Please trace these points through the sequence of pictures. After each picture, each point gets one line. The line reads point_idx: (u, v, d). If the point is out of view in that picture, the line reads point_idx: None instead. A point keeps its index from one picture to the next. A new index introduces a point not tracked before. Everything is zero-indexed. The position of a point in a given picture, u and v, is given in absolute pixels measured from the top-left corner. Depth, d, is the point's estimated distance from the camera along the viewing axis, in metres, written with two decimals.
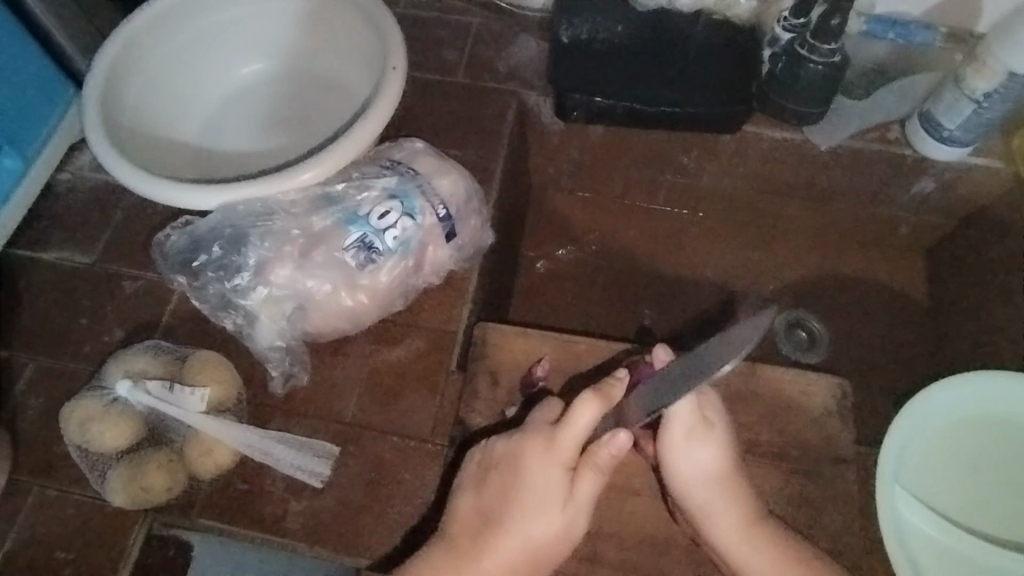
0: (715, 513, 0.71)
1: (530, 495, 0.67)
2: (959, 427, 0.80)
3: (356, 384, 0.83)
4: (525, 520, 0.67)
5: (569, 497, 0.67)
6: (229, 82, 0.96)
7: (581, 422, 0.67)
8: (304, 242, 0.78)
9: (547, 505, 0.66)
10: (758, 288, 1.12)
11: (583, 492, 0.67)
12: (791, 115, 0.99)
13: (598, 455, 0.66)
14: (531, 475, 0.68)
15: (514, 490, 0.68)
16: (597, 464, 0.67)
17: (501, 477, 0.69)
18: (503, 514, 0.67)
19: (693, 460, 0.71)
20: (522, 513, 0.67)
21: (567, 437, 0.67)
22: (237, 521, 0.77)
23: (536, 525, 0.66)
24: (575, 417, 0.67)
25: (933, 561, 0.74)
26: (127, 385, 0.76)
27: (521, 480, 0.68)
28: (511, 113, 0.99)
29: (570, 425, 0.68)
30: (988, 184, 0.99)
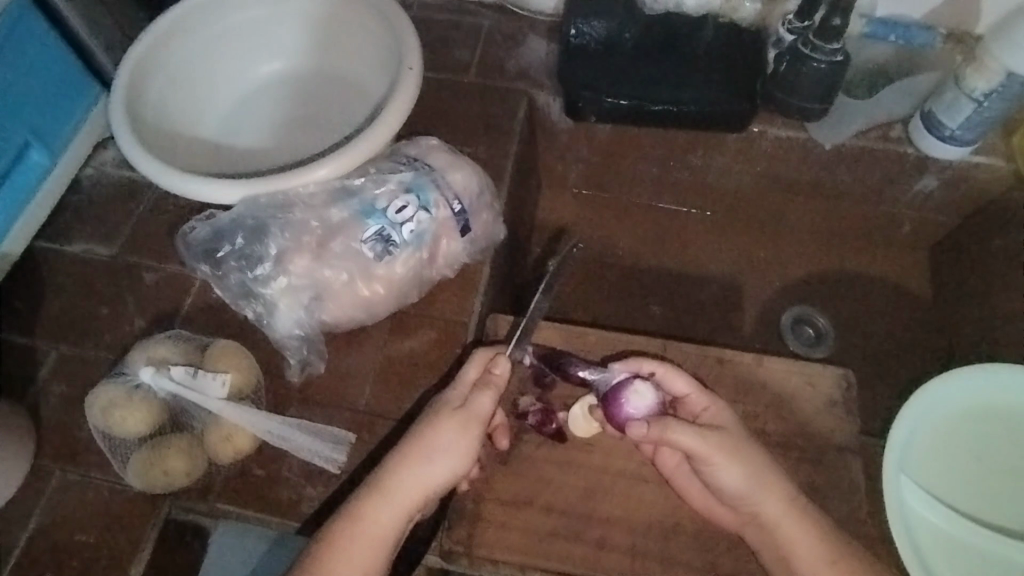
0: (767, 496, 0.71)
1: (432, 420, 0.70)
2: (961, 418, 0.81)
3: (370, 374, 0.85)
4: (426, 429, 0.69)
5: (461, 407, 0.70)
6: (247, 81, 0.98)
7: (473, 367, 0.74)
8: (323, 233, 0.80)
9: (442, 415, 0.70)
10: (763, 285, 1.14)
11: (480, 405, 0.71)
12: (795, 112, 1.01)
13: (487, 373, 0.72)
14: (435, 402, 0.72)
15: (422, 415, 0.71)
16: (487, 381, 0.72)
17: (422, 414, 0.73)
18: (408, 434, 0.70)
19: (735, 465, 0.71)
20: (421, 427, 0.70)
21: (462, 372, 0.74)
22: (254, 506, 0.79)
23: (434, 432, 0.69)
24: (469, 366, 0.74)
25: (934, 546, 0.76)
26: (149, 371, 0.78)
27: (430, 408, 0.72)
28: (522, 111, 1.01)
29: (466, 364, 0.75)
30: (990, 183, 1.01)
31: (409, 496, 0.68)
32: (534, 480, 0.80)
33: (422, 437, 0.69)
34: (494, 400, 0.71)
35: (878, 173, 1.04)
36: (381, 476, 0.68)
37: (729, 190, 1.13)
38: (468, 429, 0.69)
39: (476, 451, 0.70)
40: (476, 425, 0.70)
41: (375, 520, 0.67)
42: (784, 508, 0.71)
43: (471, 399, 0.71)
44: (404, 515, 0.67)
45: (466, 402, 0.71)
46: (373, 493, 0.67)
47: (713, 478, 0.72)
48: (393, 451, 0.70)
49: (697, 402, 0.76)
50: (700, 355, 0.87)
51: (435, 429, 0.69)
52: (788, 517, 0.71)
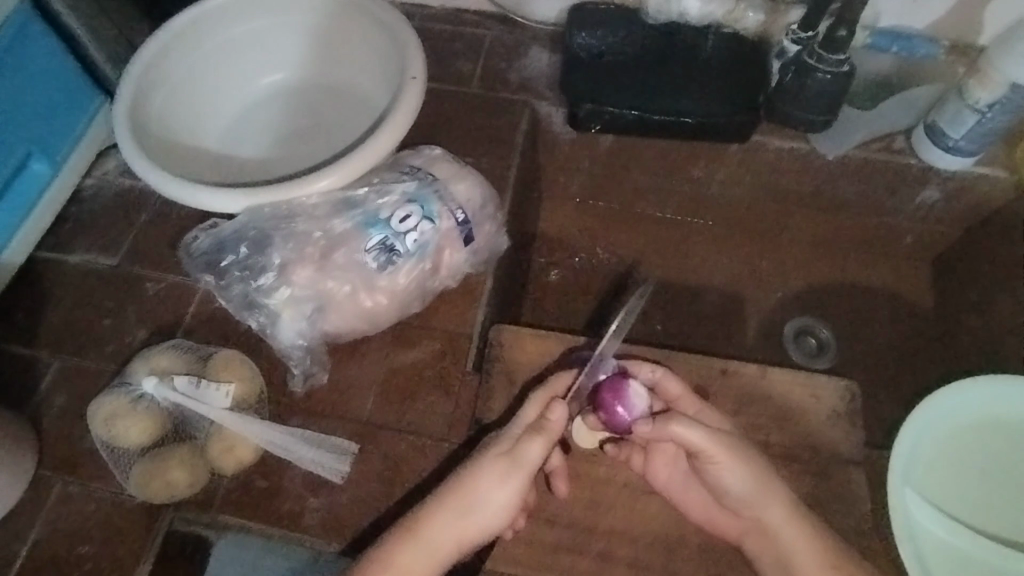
0: (767, 503, 0.69)
1: (479, 469, 0.66)
2: (966, 429, 0.81)
3: (373, 385, 0.85)
4: (469, 477, 0.66)
5: (508, 454, 0.67)
6: (250, 92, 0.98)
7: (529, 410, 0.69)
8: (326, 244, 0.80)
9: (487, 460, 0.67)
10: (768, 295, 1.13)
11: (529, 454, 0.66)
12: (801, 124, 1.01)
13: (542, 420, 0.67)
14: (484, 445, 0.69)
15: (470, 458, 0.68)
16: (541, 427, 0.67)
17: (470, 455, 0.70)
18: (452, 478, 0.67)
19: (733, 465, 0.69)
20: (466, 473, 0.67)
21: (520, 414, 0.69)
22: (256, 518, 0.79)
23: (477, 480, 0.66)
24: (524, 408, 0.70)
25: (939, 560, 0.76)
26: (152, 381, 0.78)
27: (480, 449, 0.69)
28: (524, 122, 1.01)
29: (527, 403, 0.70)
30: (992, 194, 1.01)
31: (445, 543, 0.66)
32: (537, 492, 0.79)
33: (466, 484, 0.66)
34: (545, 449, 0.67)
35: (880, 184, 1.04)
36: (418, 521, 0.66)
37: (731, 201, 1.13)
38: (511, 480, 0.66)
39: (521, 500, 0.67)
40: (522, 475, 0.66)
41: (406, 569, 0.65)
42: (788, 513, 0.69)
43: (521, 447, 0.67)
44: (437, 565, 0.66)
45: (516, 450, 0.67)
46: (405, 538, 0.66)
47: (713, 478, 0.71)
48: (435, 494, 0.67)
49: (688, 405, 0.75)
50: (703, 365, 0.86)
51: (478, 477, 0.66)
52: (790, 523, 0.69)
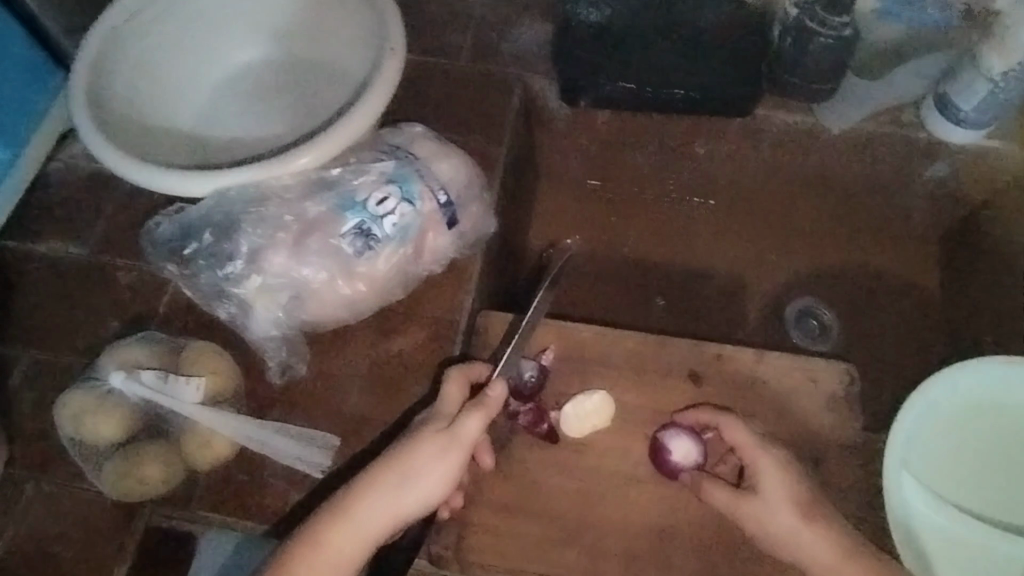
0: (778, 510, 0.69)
1: (410, 444, 0.67)
2: (968, 413, 0.77)
3: (356, 375, 0.81)
4: (403, 454, 0.66)
5: (444, 431, 0.67)
6: (225, 67, 0.94)
7: (455, 384, 0.72)
8: (300, 228, 0.77)
9: (423, 434, 0.67)
10: (771, 277, 1.09)
11: (466, 429, 0.67)
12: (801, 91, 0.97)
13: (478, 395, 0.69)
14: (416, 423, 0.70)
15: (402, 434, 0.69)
16: (478, 403, 0.69)
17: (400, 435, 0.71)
18: (382, 458, 0.67)
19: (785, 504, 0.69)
20: (398, 449, 0.67)
21: (446, 387, 0.72)
22: (238, 514, 0.76)
23: (410, 451, 0.66)
24: (449, 384, 0.72)
25: (937, 545, 0.73)
26: (120, 376, 0.75)
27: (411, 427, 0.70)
28: (516, 98, 0.96)
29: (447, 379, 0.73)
30: (1004, 168, 0.96)
31: (375, 519, 0.65)
32: (526, 484, 0.76)
33: (400, 456, 0.66)
34: (483, 422, 0.68)
35: (886, 160, 1.00)
36: (346, 493, 0.66)
37: (733, 178, 1.08)
38: (447, 455, 0.66)
39: (459, 478, 0.67)
40: (456, 451, 0.67)
41: (335, 547, 0.64)
42: (796, 522, 0.68)
43: (458, 423, 0.68)
44: (368, 543, 0.65)
45: (453, 426, 0.67)
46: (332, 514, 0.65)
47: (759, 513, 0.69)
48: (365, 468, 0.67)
49: (738, 434, 0.73)
50: (701, 354, 0.82)
51: (412, 447, 0.66)
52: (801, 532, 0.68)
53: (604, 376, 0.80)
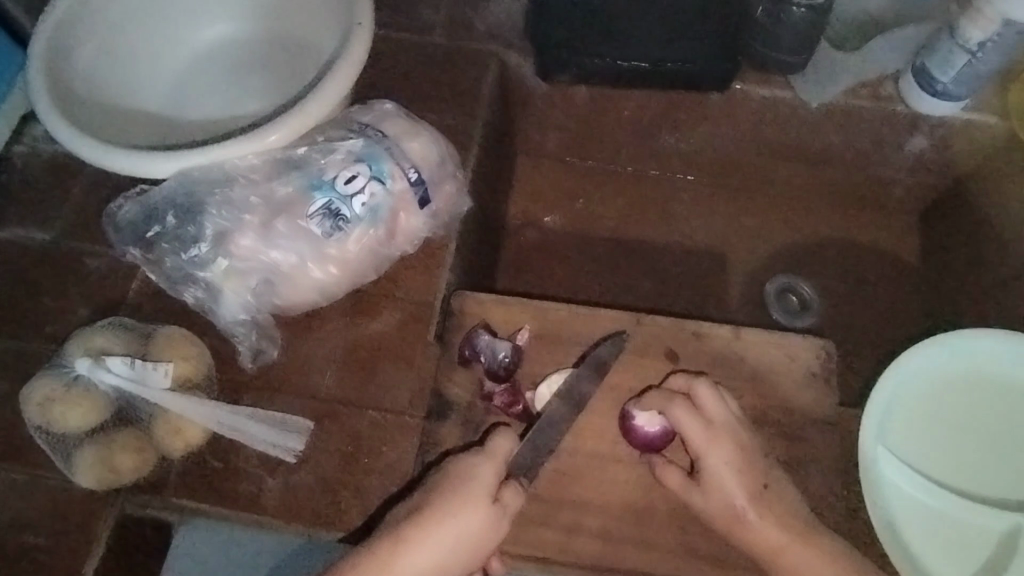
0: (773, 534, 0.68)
1: (467, 503, 0.66)
2: (942, 387, 0.78)
3: (331, 358, 0.80)
4: (460, 513, 0.65)
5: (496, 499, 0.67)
6: (190, 45, 0.92)
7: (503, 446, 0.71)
8: (266, 210, 0.75)
9: (474, 498, 0.66)
10: (751, 253, 1.09)
11: (511, 500, 0.68)
12: (776, 65, 0.95)
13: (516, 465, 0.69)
14: (456, 474, 0.68)
15: (447, 487, 0.67)
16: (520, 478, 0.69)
17: (430, 481, 0.69)
18: (437, 509, 0.66)
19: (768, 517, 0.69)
20: (454, 506, 0.66)
21: (495, 448, 0.70)
22: (211, 499, 0.75)
23: (461, 516, 0.65)
24: (500, 441, 0.71)
25: (915, 520, 0.73)
26: (87, 363, 0.73)
27: (449, 477, 0.68)
28: (490, 75, 0.95)
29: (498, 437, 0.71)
30: (984, 140, 0.95)
31: None
32: None
33: (450, 521, 0.65)
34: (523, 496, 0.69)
35: (867, 133, 0.99)
36: (388, 554, 0.64)
37: (713, 154, 1.07)
38: (495, 525, 0.66)
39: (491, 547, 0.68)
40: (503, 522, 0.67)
41: None
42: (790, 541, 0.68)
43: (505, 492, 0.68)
44: None
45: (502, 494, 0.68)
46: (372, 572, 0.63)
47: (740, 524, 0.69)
48: (405, 524, 0.65)
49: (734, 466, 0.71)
50: (678, 332, 0.81)
51: (463, 515, 0.65)
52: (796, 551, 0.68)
53: (580, 355, 0.80)
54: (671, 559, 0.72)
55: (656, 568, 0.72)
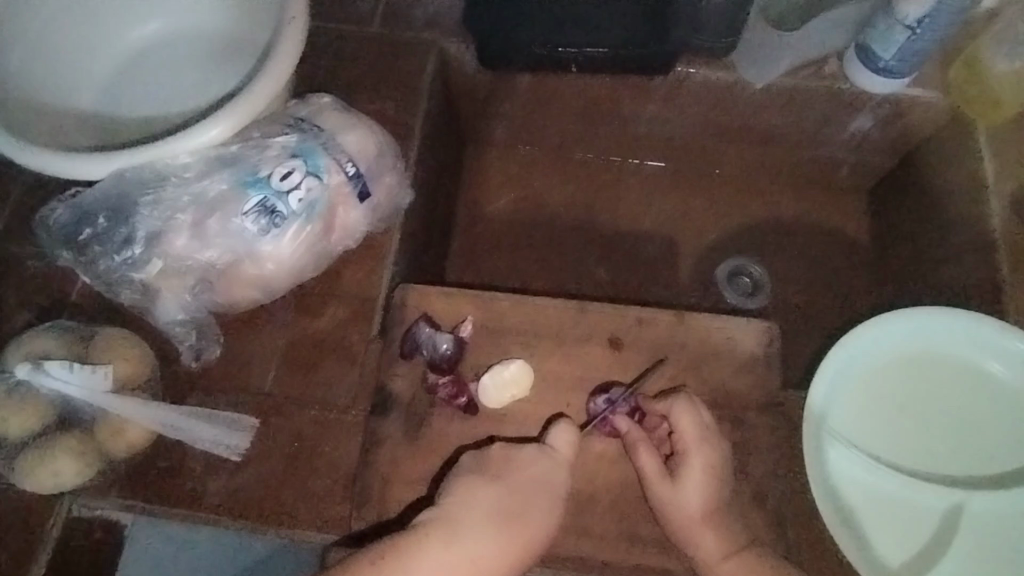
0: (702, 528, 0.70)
1: (551, 504, 0.68)
2: (887, 368, 0.78)
3: (275, 356, 0.80)
4: (546, 514, 0.67)
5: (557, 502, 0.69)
6: (127, 44, 0.91)
7: (565, 441, 0.72)
8: (199, 208, 0.75)
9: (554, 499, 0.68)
10: (700, 236, 1.09)
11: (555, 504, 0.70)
12: (703, 48, 0.94)
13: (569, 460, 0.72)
14: (539, 479, 0.69)
15: (533, 479, 0.69)
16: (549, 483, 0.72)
17: (515, 470, 0.69)
18: (528, 501, 0.67)
19: (699, 506, 0.70)
20: (543, 505, 0.67)
21: (567, 444, 0.71)
22: (156, 499, 0.75)
23: (543, 524, 0.67)
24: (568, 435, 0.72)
25: (858, 500, 0.74)
26: (26, 368, 0.72)
27: (534, 479, 0.69)
28: (431, 65, 0.94)
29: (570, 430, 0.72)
30: (927, 118, 0.95)
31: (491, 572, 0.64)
32: (444, 458, 0.75)
33: (534, 526, 0.66)
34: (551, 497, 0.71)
35: (813, 113, 0.99)
36: (483, 531, 0.65)
37: (664, 138, 1.07)
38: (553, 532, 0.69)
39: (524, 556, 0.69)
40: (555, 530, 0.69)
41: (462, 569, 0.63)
42: (710, 531, 0.70)
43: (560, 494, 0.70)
44: None
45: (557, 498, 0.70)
46: (451, 560, 0.63)
47: (673, 504, 0.70)
48: (500, 505, 0.66)
49: (698, 455, 0.72)
50: (620, 319, 0.81)
51: (545, 512, 0.67)
52: (705, 536, 0.70)
53: (523, 346, 0.80)
54: (613, 545, 0.73)
55: (598, 555, 0.72)
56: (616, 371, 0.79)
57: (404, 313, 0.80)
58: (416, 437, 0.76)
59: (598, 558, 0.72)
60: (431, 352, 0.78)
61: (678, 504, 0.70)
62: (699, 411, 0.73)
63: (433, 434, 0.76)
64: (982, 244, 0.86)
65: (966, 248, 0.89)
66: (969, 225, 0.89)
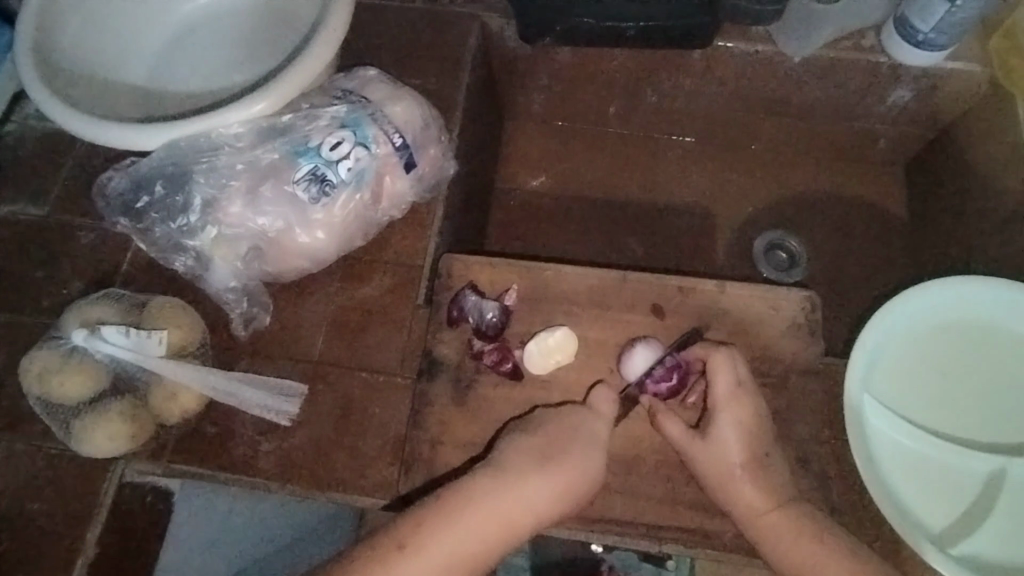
0: (744, 483, 0.70)
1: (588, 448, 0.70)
2: (926, 335, 0.79)
3: (323, 322, 0.82)
4: (583, 453, 0.70)
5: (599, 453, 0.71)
6: (174, 17, 0.92)
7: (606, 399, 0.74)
8: (252, 175, 0.76)
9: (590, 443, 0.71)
10: (735, 211, 1.10)
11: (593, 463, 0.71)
12: (750, 17, 0.94)
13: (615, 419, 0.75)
14: (574, 425, 0.71)
15: (567, 429, 0.71)
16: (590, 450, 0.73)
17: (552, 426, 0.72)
18: (563, 446, 0.70)
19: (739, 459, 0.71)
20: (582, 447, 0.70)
21: (604, 407, 0.74)
22: (208, 463, 0.76)
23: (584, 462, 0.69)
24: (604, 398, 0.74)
25: (900, 465, 0.75)
26: (82, 333, 0.74)
27: (570, 426, 0.71)
28: (473, 38, 0.95)
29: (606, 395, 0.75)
30: (966, 90, 0.96)
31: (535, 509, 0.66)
32: (491, 422, 0.76)
33: (576, 463, 0.69)
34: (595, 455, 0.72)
35: (851, 86, 0.99)
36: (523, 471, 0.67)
37: (701, 112, 1.08)
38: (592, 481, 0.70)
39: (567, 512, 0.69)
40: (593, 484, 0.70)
41: (508, 502, 0.66)
42: (750, 483, 0.70)
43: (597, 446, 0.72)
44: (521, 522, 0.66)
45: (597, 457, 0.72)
46: (473, 519, 0.64)
47: (711, 456, 0.71)
48: (538, 451, 0.69)
49: (735, 409, 0.72)
50: (663, 286, 0.82)
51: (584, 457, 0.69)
52: (749, 488, 0.70)
53: (567, 313, 0.81)
54: (658, 508, 0.74)
55: (644, 516, 0.73)
56: (659, 339, 0.80)
57: (450, 282, 0.82)
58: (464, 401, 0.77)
59: (644, 519, 0.73)
60: (478, 318, 0.79)
61: (714, 455, 0.71)
62: (736, 363, 0.73)
63: (481, 399, 0.77)
64: None
65: (1007, 219, 0.89)
66: (1009, 196, 0.90)
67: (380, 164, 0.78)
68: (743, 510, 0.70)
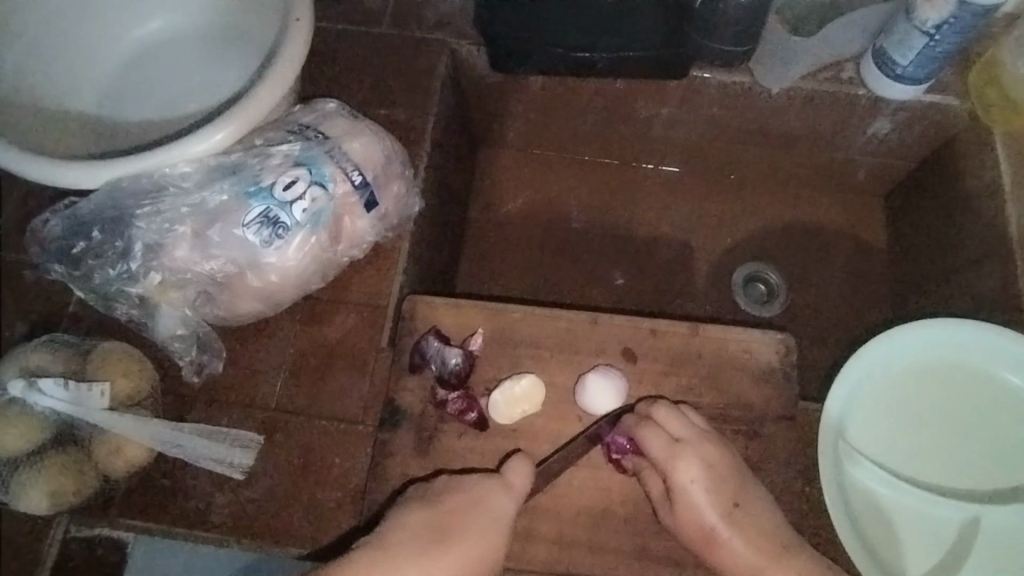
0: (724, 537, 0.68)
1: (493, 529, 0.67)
2: (906, 378, 0.76)
3: (281, 366, 0.78)
4: (484, 538, 0.66)
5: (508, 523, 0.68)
6: (129, 45, 0.89)
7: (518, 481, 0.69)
8: (198, 219, 0.72)
9: (497, 521, 0.67)
10: (713, 242, 1.07)
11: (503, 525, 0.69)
12: (719, 56, 0.91)
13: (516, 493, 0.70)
14: (473, 507, 0.67)
15: (476, 507, 0.67)
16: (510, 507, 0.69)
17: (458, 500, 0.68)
18: (461, 527, 0.66)
19: (719, 517, 0.69)
20: (483, 528, 0.67)
21: (516, 481, 0.69)
22: (157, 517, 0.73)
23: (470, 549, 0.66)
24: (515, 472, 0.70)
25: (874, 515, 0.72)
26: (20, 384, 0.69)
27: (470, 510, 0.67)
28: (442, 67, 0.92)
29: (516, 468, 0.70)
30: (946, 123, 0.94)
31: None
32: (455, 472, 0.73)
33: (459, 554, 0.66)
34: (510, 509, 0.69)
35: (829, 118, 0.97)
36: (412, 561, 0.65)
37: (677, 141, 1.05)
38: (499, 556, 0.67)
39: None
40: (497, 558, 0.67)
41: None
42: (733, 542, 0.68)
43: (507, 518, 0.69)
44: None
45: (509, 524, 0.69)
46: None
47: (684, 516, 0.69)
48: (434, 538, 0.66)
49: (688, 471, 0.69)
50: (635, 330, 0.79)
51: (488, 542, 0.67)
52: (728, 544, 0.68)
53: (535, 358, 0.78)
54: (629, 564, 0.71)
55: (613, 573, 0.70)
56: (631, 384, 0.77)
57: (414, 324, 0.78)
58: (427, 452, 0.74)
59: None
60: (444, 365, 0.76)
61: (683, 519, 0.69)
62: (689, 416, 0.73)
63: (444, 449, 0.74)
64: (1001, 252, 0.85)
65: (984, 257, 0.87)
66: (986, 234, 0.88)
67: (337, 203, 0.74)
68: (725, 561, 0.68)
